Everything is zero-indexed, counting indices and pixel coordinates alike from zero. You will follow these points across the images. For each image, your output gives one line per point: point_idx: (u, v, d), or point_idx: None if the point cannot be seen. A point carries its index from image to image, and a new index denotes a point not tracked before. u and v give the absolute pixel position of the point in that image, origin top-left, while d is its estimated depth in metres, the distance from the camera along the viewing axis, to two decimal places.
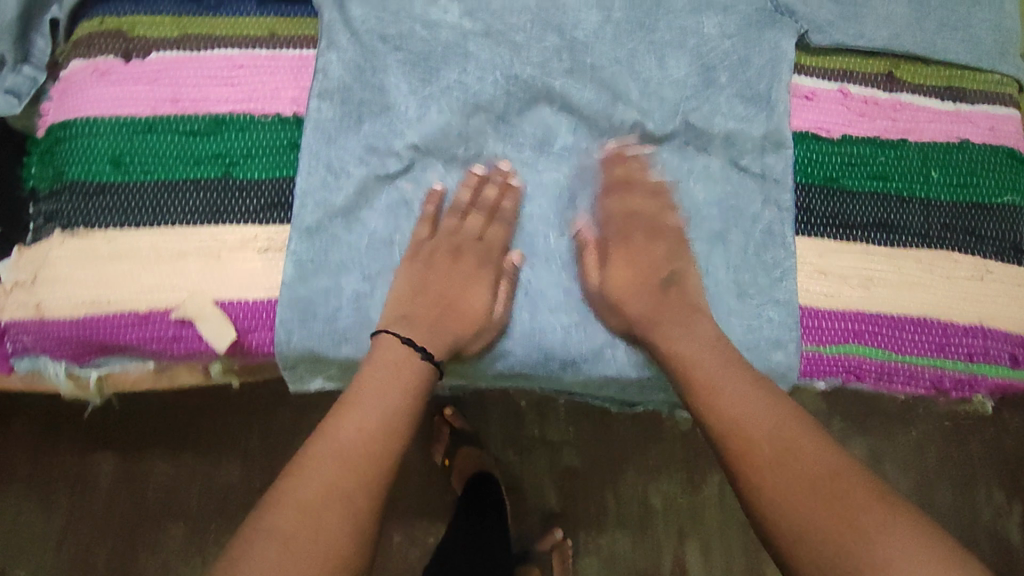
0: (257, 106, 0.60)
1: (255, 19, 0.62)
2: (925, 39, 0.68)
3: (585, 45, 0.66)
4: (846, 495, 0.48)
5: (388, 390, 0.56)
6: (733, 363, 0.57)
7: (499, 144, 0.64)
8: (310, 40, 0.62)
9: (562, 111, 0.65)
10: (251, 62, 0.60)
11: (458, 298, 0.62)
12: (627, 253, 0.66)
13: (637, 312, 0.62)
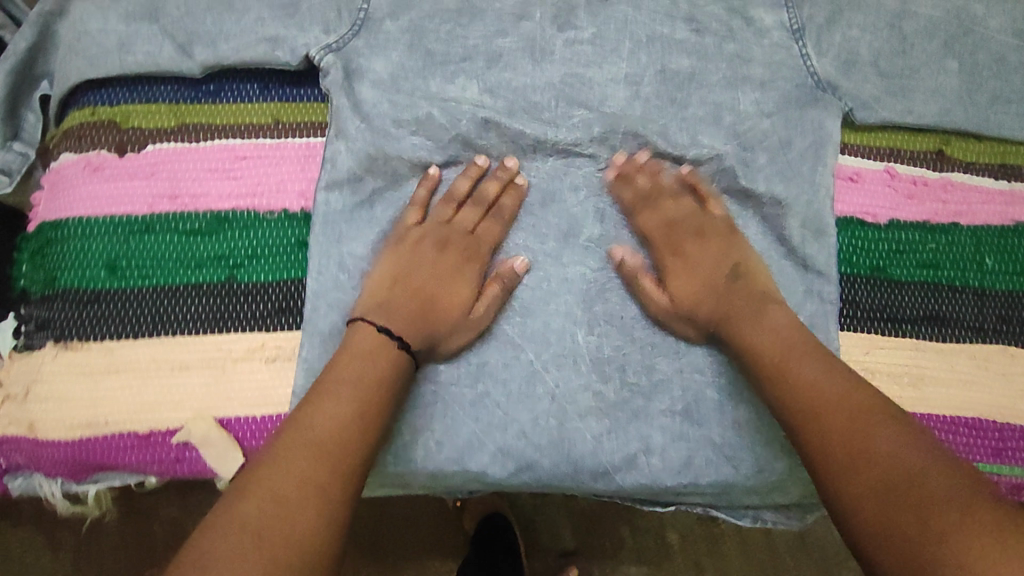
0: (262, 201, 0.56)
1: (258, 105, 0.59)
2: (975, 114, 0.66)
3: (612, 126, 0.65)
4: (931, 489, 0.40)
5: (364, 378, 0.50)
6: (797, 351, 0.53)
7: (521, 235, 0.62)
8: (317, 126, 0.59)
9: (590, 198, 0.63)
10: (254, 152, 0.57)
11: (450, 293, 0.58)
12: (684, 266, 0.61)
13: (708, 318, 0.58)
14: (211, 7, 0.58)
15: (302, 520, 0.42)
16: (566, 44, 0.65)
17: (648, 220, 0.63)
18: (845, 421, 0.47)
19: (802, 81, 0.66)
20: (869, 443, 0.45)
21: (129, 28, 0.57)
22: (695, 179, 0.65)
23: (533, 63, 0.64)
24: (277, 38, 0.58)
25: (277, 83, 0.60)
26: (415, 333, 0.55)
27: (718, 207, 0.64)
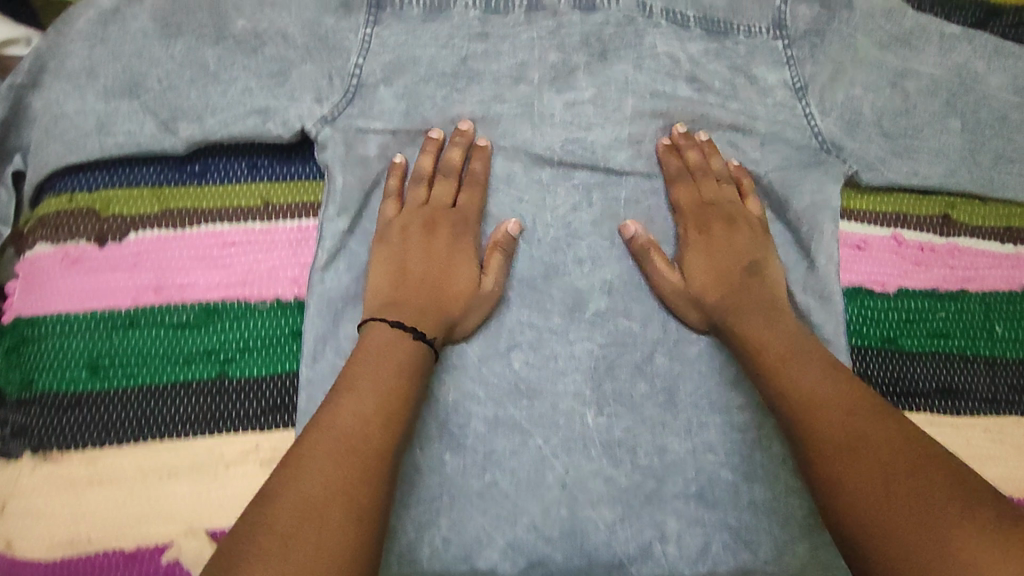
0: (253, 290, 0.54)
1: (247, 187, 0.57)
2: (979, 175, 0.65)
3: (615, 193, 0.63)
4: (937, 479, 0.41)
5: (385, 373, 0.48)
6: (809, 349, 0.53)
7: (525, 312, 0.59)
8: (309, 207, 0.58)
9: (593, 271, 0.61)
10: (243, 237, 0.55)
11: (455, 276, 0.58)
12: (707, 245, 0.63)
13: (717, 305, 0.59)
14: (195, 79, 0.57)
15: (336, 517, 0.40)
16: (563, 107, 0.64)
17: (682, 193, 0.64)
18: (857, 411, 0.47)
19: (807, 144, 0.65)
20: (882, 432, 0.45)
21: (109, 106, 0.55)
22: (740, 173, 0.66)
23: (534, 127, 0.63)
24: (267, 110, 0.57)
25: (266, 163, 0.58)
26: (436, 325, 0.55)
27: (756, 207, 0.65)
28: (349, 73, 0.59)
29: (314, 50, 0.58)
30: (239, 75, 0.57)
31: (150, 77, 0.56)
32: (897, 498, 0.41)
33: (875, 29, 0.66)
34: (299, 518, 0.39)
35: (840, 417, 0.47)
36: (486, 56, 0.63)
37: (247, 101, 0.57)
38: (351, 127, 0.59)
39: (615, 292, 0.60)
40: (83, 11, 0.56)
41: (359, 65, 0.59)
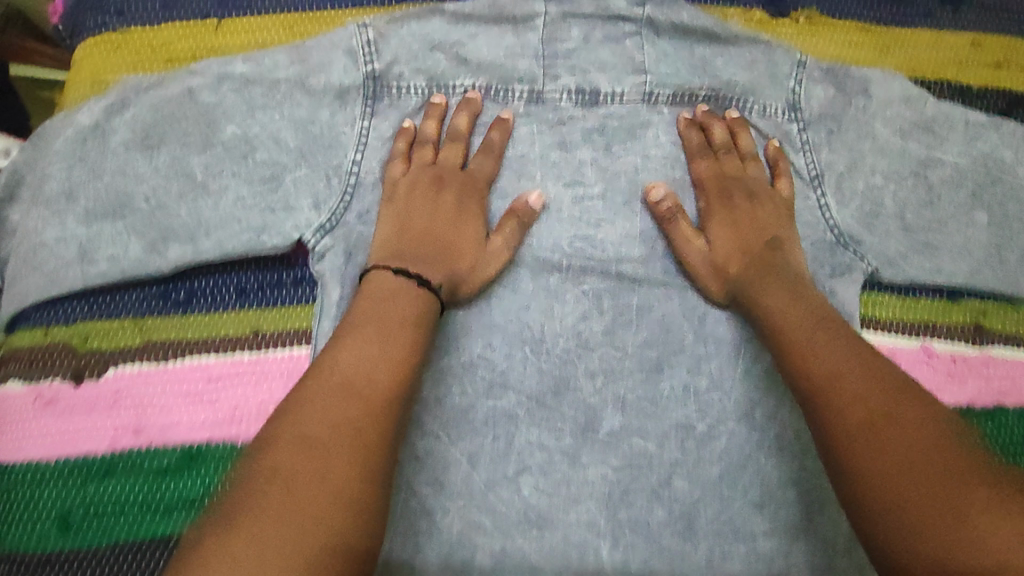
0: (238, 430, 0.51)
1: (236, 314, 0.54)
2: (1007, 275, 0.60)
3: (627, 299, 0.60)
4: (928, 427, 0.41)
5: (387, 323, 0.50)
6: (830, 327, 0.51)
7: (535, 430, 0.56)
8: (300, 333, 0.55)
9: (607, 384, 0.57)
10: (228, 370, 0.53)
11: (463, 236, 0.58)
12: (732, 220, 0.61)
13: (739, 279, 0.58)
14: (183, 193, 0.55)
15: (339, 457, 0.40)
16: (571, 202, 0.61)
17: (703, 168, 0.62)
18: (850, 360, 0.47)
19: (820, 238, 0.62)
20: (879, 380, 0.45)
21: (91, 229, 0.53)
22: (779, 155, 0.63)
23: (539, 222, 0.61)
24: (261, 226, 0.55)
25: (257, 287, 0.56)
26: (439, 278, 0.55)
27: (788, 187, 0.62)
28: (346, 173, 0.59)
29: (308, 154, 0.58)
30: (228, 185, 0.56)
31: (136, 197, 0.54)
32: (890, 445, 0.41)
33: (895, 116, 0.63)
34: (302, 459, 0.40)
35: (836, 365, 0.48)
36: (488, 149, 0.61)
37: (240, 213, 0.55)
38: (352, 231, 0.58)
39: (629, 410, 0.57)
40: (64, 129, 0.55)
41: (357, 161, 0.59)
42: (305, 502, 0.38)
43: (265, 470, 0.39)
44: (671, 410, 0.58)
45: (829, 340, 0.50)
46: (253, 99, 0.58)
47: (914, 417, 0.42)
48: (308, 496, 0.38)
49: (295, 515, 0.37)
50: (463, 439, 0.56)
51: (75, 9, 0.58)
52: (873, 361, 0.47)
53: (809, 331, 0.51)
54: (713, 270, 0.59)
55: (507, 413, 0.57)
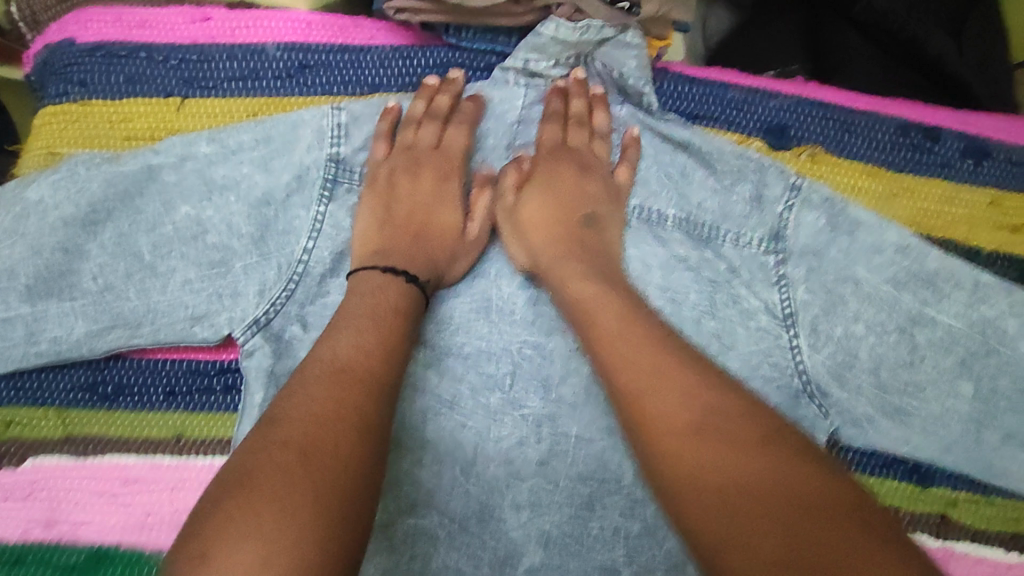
0: (147, 536, 0.55)
1: (161, 414, 0.57)
2: (980, 458, 0.57)
3: (568, 428, 0.57)
4: (753, 463, 0.40)
5: (382, 306, 0.51)
6: (643, 328, 0.49)
7: (452, 557, 0.56)
8: (222, 441, 0.57)
9: (532, 519, 0.56)
10: (147, 472, 0.56)
11: (442, 214, 0.59)
12: (548, 179, 0.59)
13: (545, 249, 0.57)
14: (131, 272, 0.56)
15: (342, 433, 0.41)
16: (523, 302, 0.59)
17: (546, 132, 0.60)
18: (661, 368, 0.46)
19: (786, 384, 0.58)
20: (688, 402, 0.44)
21: (35, 308, 0.55)
22: (632, 142, 0.60)
23: (489, 325, 0.59)
24: (200, 315, 0.56)
25: (185, 387, 0.57)
26: (420, 267, 0.56)
27: (627, 175, 0.59)
28: (294, 262, 0.57)
29: (260, 240, 0.57)
30: (176, 265, 0.56)
31: (84, 276, 0.56)
32: (718, 447, 0.41)
33: (887, 264, 0.58)
34: (310, 436, 0.40)
35: (644, 375, 0.46)
36: None
37: (186, 297, 0.56)
38: (283, 334, 0.57)
39: (550, 545, 0.56)
40: (16, 205, 0.57)
41: (308, 249, 0.58)
42: (314, 476, 0.38)
43: (273, 445, 0.40)
44: (596, 552, 0.56)
45: (650, 346, 0.48)
46: (213, 180, 0.57)
47: (737, 444, 0.41)
48: (318, 470, 0.39)
49: (308, 490, 0.38)
50: (379, 555, 0.55)
51: (42, 69, 0.65)
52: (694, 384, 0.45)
53: (617, 323, 0.50)
54: (512, 235, 0.59)
55: (427, 532, 0.56)
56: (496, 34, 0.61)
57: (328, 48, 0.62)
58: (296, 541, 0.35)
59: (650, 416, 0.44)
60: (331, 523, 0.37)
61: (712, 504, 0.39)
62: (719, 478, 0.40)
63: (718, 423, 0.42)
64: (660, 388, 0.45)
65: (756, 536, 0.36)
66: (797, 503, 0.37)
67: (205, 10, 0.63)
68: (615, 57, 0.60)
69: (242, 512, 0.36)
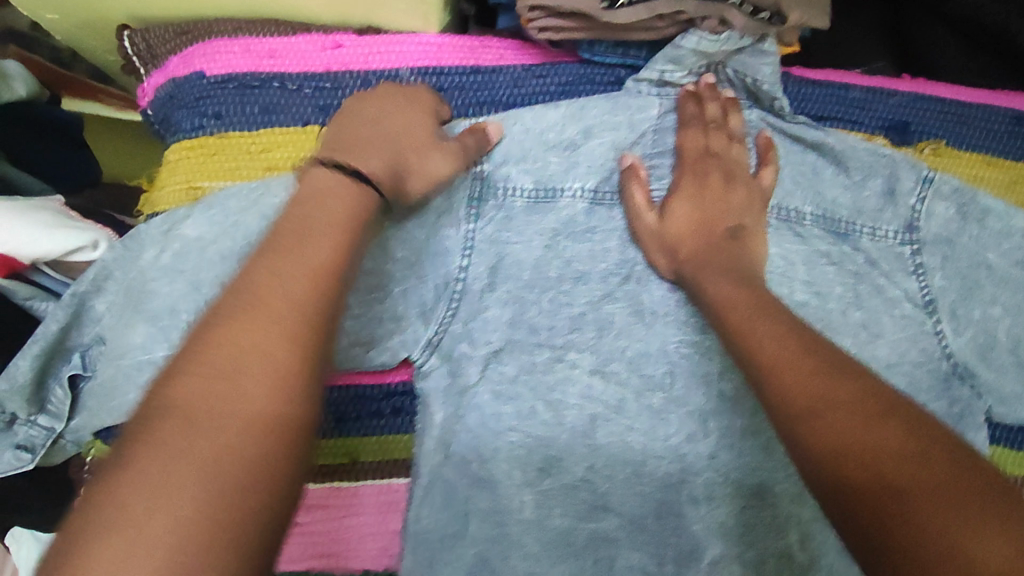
0: (335, 561, 0.58)
1: (333, 443, 0.60)
2: None
3: (731, 421, 0.59)
4: (857, 421, 0.41)
5: (316, 224, 0.45)
6: (766, 311, 0.51)
7: (635, 556, 0.57)
8: (396, 464, 0.60)
9: (710, 513, 0.58)
10: (327, 499, 0.59)
11: (403, 122, 0.54)
12: (697, 190, 0.59)
13: (690, 256, 0.58)
14: None
15: (263, 384, 0.38)
16: (676, 303, 0.60)
17: (688, 138, 0.61)
18: (787, 339, 0.48)
19: (934, 367, 0.61)
20: (806, 355, 0.46)
21: None
22: (768, 145, 0.61)
23: (646, 327, 0.60)
24: (371, 341, 0.57)
25: (354, 414, 0.60)
26: (383, 166, 0.50)
27: (771, 177, 0.61)
28: (453, 279, 0.59)
29: (416, 261, 0.59)
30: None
31: None
32: (838, 424, 0.42)
33: (1015, 248, 0.62)
34: (225, 384, 0.38)
35: (767, 345, 0.48)
36: (592, 257, 0.61)
37: (348, 322, 0.57)
38: (455, 352, 0.59)
39: (728, 536, 0.58)
40: (176, 242, 0.59)
41: (464, 267, 0.59)
42: (217, 435, 0.36)
43: (173, 415, 0.36)
44: (771, 542, 0.58)
45: (762, 315, 0.51)
46: None
47: (846, 399, 0.43)
48: (220, 423, 0.37)
49: (199, 467, 0.35)
50: (563, 561, 0.57)
51: (170, 102, 0.65)
52: (816, 347, 0.47)
53: (748, 309, 0.52)
54: (656, 242, 0.59)
55: (607, 536, 0.58)
56: (627, 47, 0.62)
57: (461, 70, 0.63)
58: (210, 508, 0.34)
59: (773, 378, 0.46)
60: (222, 506, 0.34)
61: (826, 448, 0.41)
62: (833, 427, 0.42)
63: (835, 377, 0.44)
64: (786, 337, 0.48)
65: (859, 507, 0.39)
66: (884, 472, 0.39)
67: (336, 37, 0.63)
68: (749, 63, 0.61)
69: (124, 498, 0.34)
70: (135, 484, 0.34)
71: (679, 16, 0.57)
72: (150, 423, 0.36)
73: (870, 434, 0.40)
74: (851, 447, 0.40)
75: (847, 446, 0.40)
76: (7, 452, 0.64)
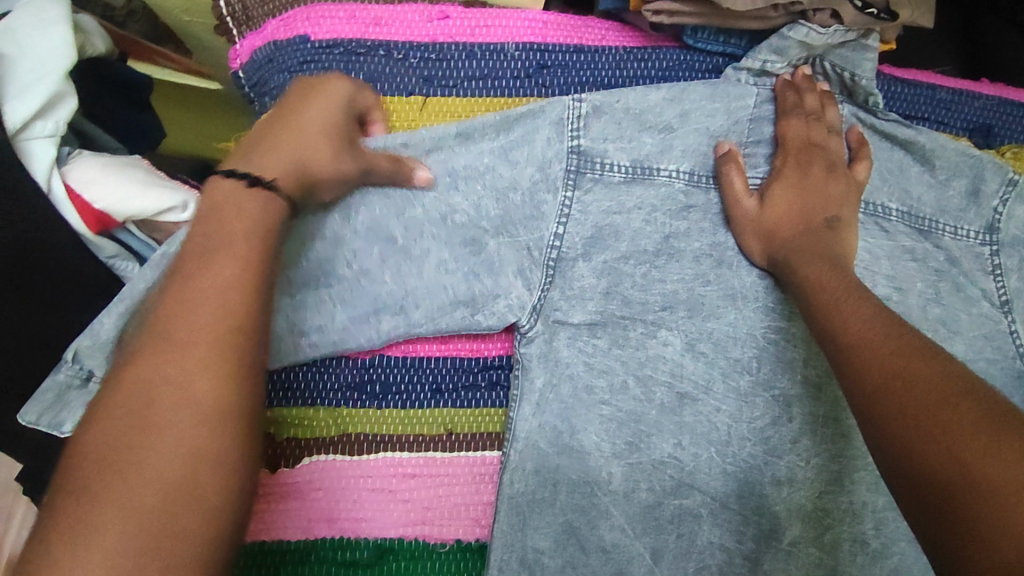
0: (429, 528, 0.58)
1: (431, 413, 0.61)
2: None
3: (813, 408, 0.61)
4: (936, 398, 0.42)
5: (238, 229, 0.46)
6: (860, 298, 0.52)
7: (716, 532, 0.59)
8: (491, 437, 0.61)
9: (791, 493, 0.60)
10: (422, 467, 0.60)
11: (304, 119, 0.54)
12: (799, 179, 0.61)
13: (786, 243, 0.59)
14: (385, 257, 0.58)
15: (178, 407, 0.40)
16: (765, 291, 0.62)
17: (790, 128, 0.62)
18: (879, 328, 0.49)
19: (1008, 364, 0.64)
20: (901, 343, 0.47)
21: (297, 298, 0.57)
22: (858, 142, 0.64)
23: (736, 311, 0.62)
24: (479, 304, 0.59)
25: (451, 385, 0.61)
26: (288, 178, 0.51)
27: (865, 171, 0.63)
28: (547, 247, 0.61)
29: (509, 224, 0.60)
30: (430, 248, 0.59)
31: (339, 262, 0.58)
32: (911, 405, 0.43)
33: None
34: (145, 414, 0.39)
35: (860, 333, 0.49)
36: (687, 235, 0.63)
37: (444, 278, 0.59)
38: (551, 316, 0.61)
39: (807, 518, 0.60)
40: None
41: (558, 234, 0.61)
42: (164, 436, 0.39)
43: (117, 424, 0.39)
44: (847, 524, 0.60)
45: (857, 300, 0.52)
46: (456, 168, 0.60)
47: (929, 382, 0.43)
48: (163, 430, 0.39)
49: (151, 468, 0.38)
50: (647, 534, 0.59)
51: (266, 65, 0.64)
52: (905, 335, 0.48)
53: (844, 294, 0.53)
54: (753, 229, 0.61)
55: (691, 512, 0.60)
56: (729, 35, 0.64)
57: (566, 48, 0.65)
58: (165, 500, 0.37)
59: (862, 360, 0.48)
60: (178, 503, 0.37)
61: (905, 425, 0.42)
62: (913, 404, 0.42)
63: (917, 364, 0.45)
64: (872, 328, 0.49)
65: (925, 487, 0.39)
66: (957, 448, 0.39)
67: (444, 9, 0.65)
68: (847, 55, 0.63)
69: (82, 504, 0.36)
70: (94, 494, 0.36)
71: (792, 7, 0.58)
72: (69, 464, 0.38)
73: (946, 413, 0.41)
74: (924, 424, 0.41)
75: (919, 419, 0.41)
76: (81, 409, 0.61)
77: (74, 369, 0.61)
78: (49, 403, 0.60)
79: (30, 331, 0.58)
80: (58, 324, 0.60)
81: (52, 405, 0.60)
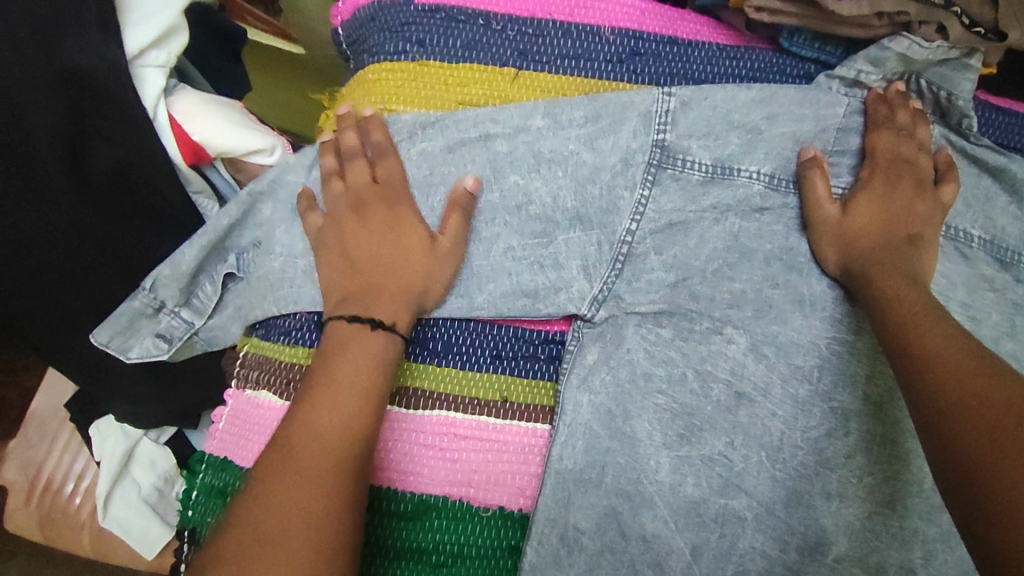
0: (474, 492, 0.60)
1: (490, 377, 0.62)
2: None
3: (872, 426, 0.59)
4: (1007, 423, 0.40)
5: (354, 365, 0.53)
6: (938, 313, 0.51)
7: (758, 538, 0.58)
8: (545, 409, 0.62)
9: (842, 509, 0.58)
10: (472, 431, 0.61)
11: (407, 242, 0.58)
12: (883, 193, 0.60)
13: (862, 254, 0.58)
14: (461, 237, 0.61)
15: (325, 459, 0.49)
16: (833, 301, 0.61)
17: (881, 140, 0.61)
18: (951, 343, 0.48)
19: None
20: (974, 363, 0.45)
21: None
22: (948, 167, 0.62)
23: (804, 317, 0.61)
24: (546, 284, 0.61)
25: (511, 353, 0.62)
26: (396, 307, 0.56)
27: (953, 193, 0.61)
28: (618, 241, 0.61)
29: (584, 217, 0.61)
30: (500, 233, 0.62)
31: None
32: (980, 426, 0.41)
33: None
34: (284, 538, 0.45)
35: (932, 346, 0.48)
36: (759, 236, 0.62)
37: (508, 263, 0.61)
38: (617, 304, 0.61)
39: (855, 537, 0.58)
40: None
41: (631, 230, 0.61)
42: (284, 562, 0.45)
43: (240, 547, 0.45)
44: (895, 550, 0.58)
45: (934, 318, 0.50)
46: (541, 153, 0.62)
47: (1005, 405, 0.41)
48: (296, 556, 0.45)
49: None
50: (689, 529, 0.58)
51: (367, 24, 0.66)
52: (978, 355, 0.46)
53: (915, 312, 0.52)
54: (828, 240, 0.60)
55: (736, 514, 0.58)
56: (825, 43, 0.64)
57: (659, 38, 0.65)
58: None
59: (927, 377, 0.46)
60: None
61: (973, 446, 0.40)
62: (982, 428, 0.41)
63: (992, 387, 0.43)
64: (949, 344, 0.48)
65: (985, 511, 0.38)
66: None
67: None
68: (948, 77, 0.63)
69: None
70: None
71: (898, 17, 0.58)
72: None
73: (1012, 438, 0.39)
74: (989, 448, 0.39)
75: (991, 441, 0.40)
76: (147, 338, 0.63)
77: (148, 299, 0.62)
78: (120, 328, 0.62)
79: (106, 251, 0.63)
80: (131, 251, 0.64)
81: (125, 330, 0.62)
